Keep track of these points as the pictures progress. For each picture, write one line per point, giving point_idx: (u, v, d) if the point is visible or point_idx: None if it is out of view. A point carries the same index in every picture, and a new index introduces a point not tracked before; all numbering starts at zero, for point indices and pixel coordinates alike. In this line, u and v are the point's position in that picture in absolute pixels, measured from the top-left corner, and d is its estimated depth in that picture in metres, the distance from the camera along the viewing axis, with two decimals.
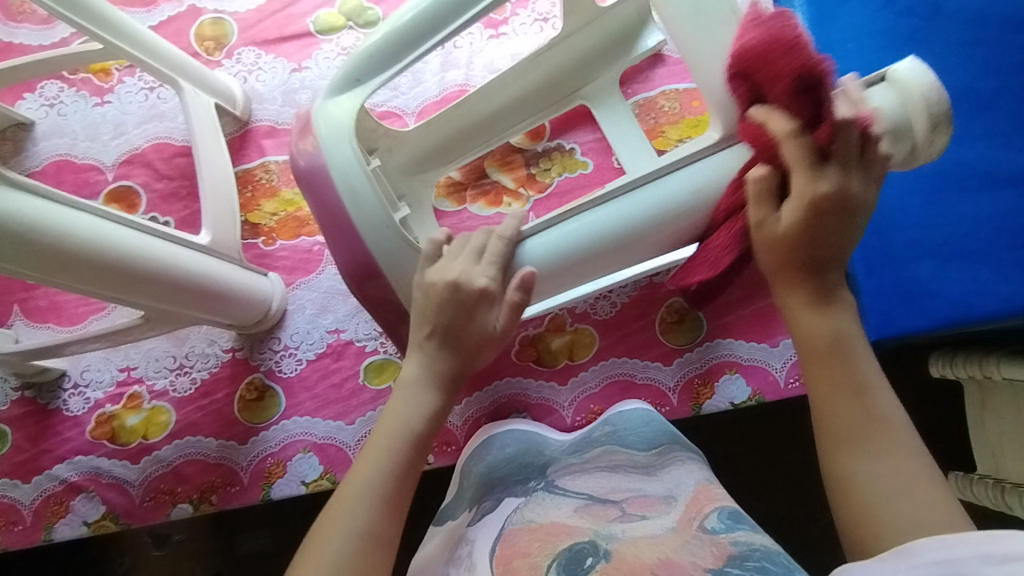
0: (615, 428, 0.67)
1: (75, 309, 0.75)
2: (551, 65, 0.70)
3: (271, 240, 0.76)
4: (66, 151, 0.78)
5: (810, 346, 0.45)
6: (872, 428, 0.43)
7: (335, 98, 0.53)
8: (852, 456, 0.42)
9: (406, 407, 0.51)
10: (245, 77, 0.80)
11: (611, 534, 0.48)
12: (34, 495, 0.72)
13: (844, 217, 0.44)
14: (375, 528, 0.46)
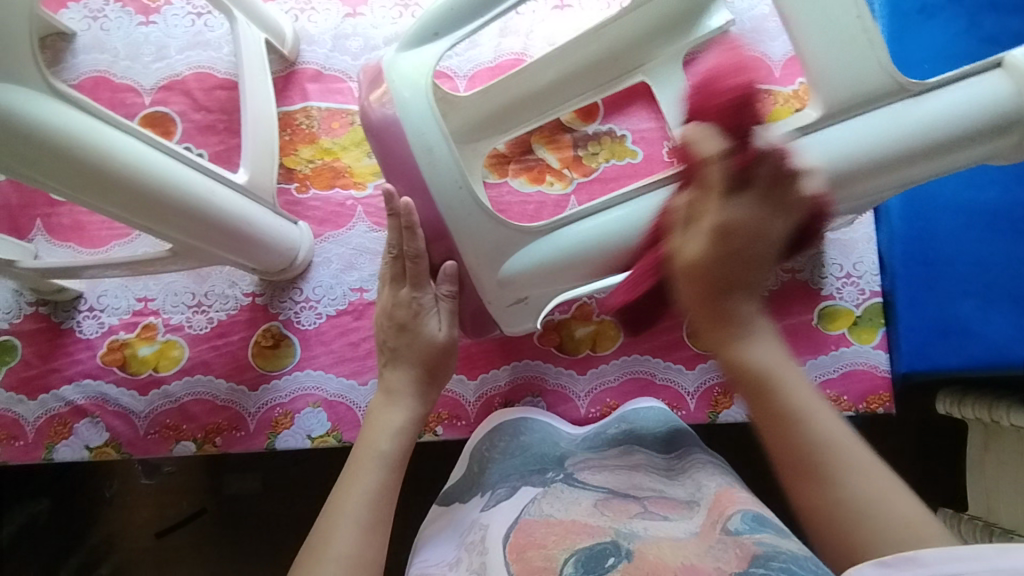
0: (631, 426, 0.67)
1: (98, 232, 0.73)
2: (616, 37, 0.68)
3: (304, 187, 0.74)
4: (105, 68, 0.76)
5: (742, 376, 0.47)
6: (820, 455, 0.43)
7: (413, 50, 0.52)
8: (820, 484, 0.42)
9: (386, 420, 0.55)
10: (296, 15, 0.77)
11: (632, 531, 0.49)
12: (39, 413, 0.72)
13: (744, 260, 0.47)
14: (361, 552, 0.47)
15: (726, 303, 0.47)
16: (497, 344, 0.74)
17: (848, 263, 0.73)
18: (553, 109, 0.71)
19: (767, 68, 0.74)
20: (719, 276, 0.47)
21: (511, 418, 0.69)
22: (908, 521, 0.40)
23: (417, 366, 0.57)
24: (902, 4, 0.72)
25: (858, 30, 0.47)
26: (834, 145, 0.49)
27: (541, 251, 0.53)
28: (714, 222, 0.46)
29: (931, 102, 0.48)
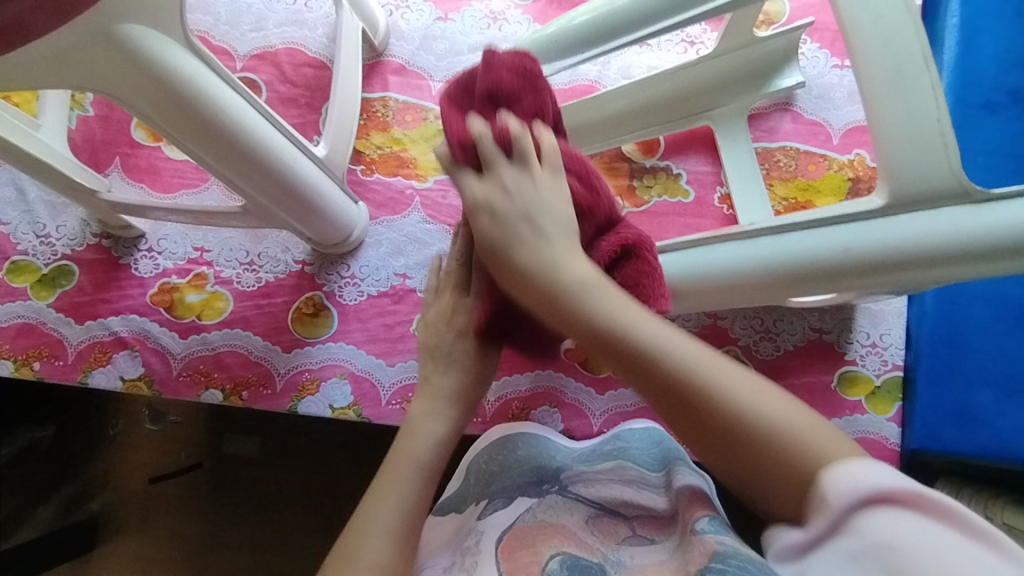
0: (626, 445, 0.69)
1: (170, 179, 0.77)
2: (688, 81, 0.72)
3: (369, 170, 0.78)
4: (206, 29, 0.80)
5: (581, 330, 0.46)
6: (683, 381, 0.42)
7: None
8: (710, 435, 0.42)
9: (424, 432, 0.55)
10: (391, 11, 0.81)
11: (620, 560, 0.52)
12: (83, 338, 0.75)
13: (547, 287, 0.47)
14: (390, 560, 0.48)
15: (514, 267, 0.49)
16: (525, 351, 0.77)
17: (875, 333, 0.76)
18: (616, 136, 0.74)
19: (827, 134, 0.77)
20: (541, 292, 0.47)
21: (512, 432, 0.70)
22: (796, 443, 0.40)
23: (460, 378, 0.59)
24: (968, 95, 0.74)
25: (934, 120, 0.49)
26: (884, 234, 0.49)
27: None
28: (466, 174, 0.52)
29: (1004, 207, 0.47)
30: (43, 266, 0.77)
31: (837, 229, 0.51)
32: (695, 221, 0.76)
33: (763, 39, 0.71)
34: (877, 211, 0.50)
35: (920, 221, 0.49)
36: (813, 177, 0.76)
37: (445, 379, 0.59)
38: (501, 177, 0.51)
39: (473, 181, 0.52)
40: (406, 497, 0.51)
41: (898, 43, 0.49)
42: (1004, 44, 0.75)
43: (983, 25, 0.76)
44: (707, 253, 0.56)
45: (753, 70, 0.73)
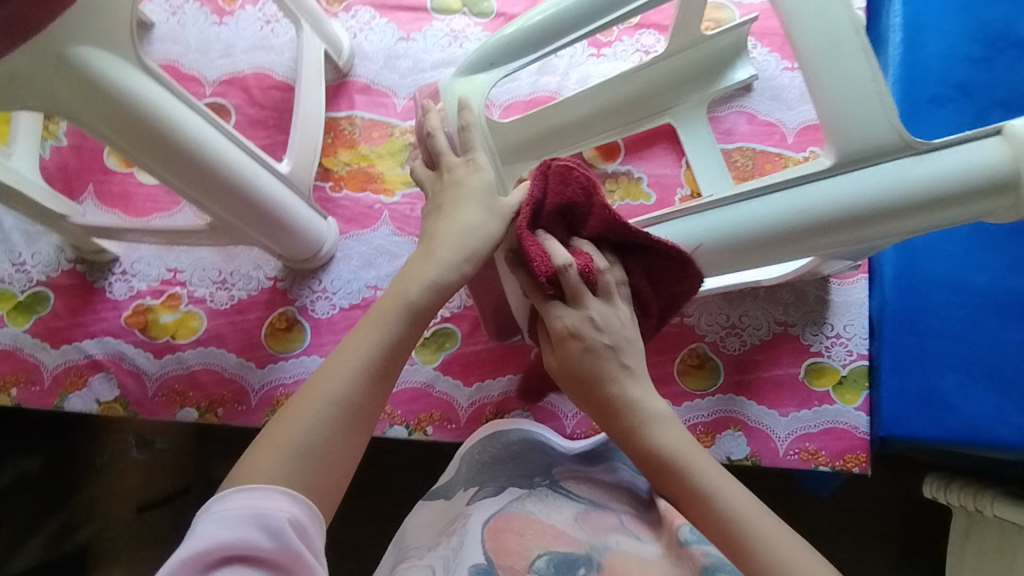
0: (619, 447, 0.70)
1: (143, 202, 0.79)
2: (643, 82, 0.75)
3: (338, 187, 0.80)
4: (176, 58, 0.83)
5: (652, 459, 0.53)
6: (671, 465, 0.53)
7: (468, 78, 0.59)
8: (693, 505, 0.51)
9: (333, 377, 0.48)
10: (355, 33, 0.84)
11: (606, 546, 0.53)
12: (59, 362, 0.76)
13: (603, 356, 0.54)
14: (319, 445, 0.46)
15: (599, 393, 0.54)
16: (496, 356, 0.77)
17: (840, 324, 0.76)
18: (581, 141, 0.76)
19: (782, 134, 0.80)
20: (592, 400, 0.55)
21: (506, 428, 0.71)
22: (753, 517, 0.49)
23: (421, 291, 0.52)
24: (915, 92, 0.76)
25: (870, 89, 0.51)
26: (833, 192, 0.51)
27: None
28: (555, 321, 0.54)
29: (940, 159, 0.50)
30: (19, 293, 0.78)
31: (765, 199, 0.53)
32: None
33: (711, 36, 0.75)
34: (826, 171, 0.51)
35: (862, 180, 0.51)
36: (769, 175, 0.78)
37: (378, 315, 0.51)
38: (591, 309, 0.53)
39: (559, 311, 0.54)
40: (311, 438, 0.46)
41: (830, 36, 0.51)
42: (950, 39, 0.76)
43: (927, 23, 0.78)
44: None
45: (702, 68, 0.77)
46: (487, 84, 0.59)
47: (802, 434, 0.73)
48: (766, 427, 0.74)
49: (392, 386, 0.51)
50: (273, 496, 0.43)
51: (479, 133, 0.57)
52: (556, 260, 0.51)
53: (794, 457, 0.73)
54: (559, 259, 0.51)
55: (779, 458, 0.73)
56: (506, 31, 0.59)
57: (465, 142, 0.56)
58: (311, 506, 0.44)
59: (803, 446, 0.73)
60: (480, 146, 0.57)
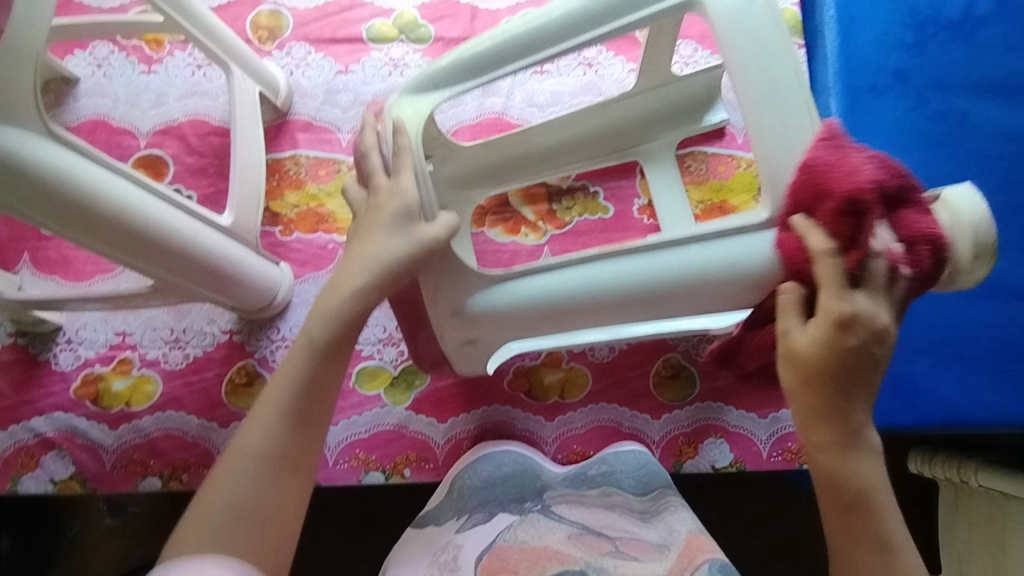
0: (612, 469, 0.69)
1: (83, 266, 0.75)
2: (615, 115, 0.73)
3: (288, 230, 0.77)
4: (105, 112, 0.80)
5: (837, 490, 0.46)
6: (865, 501, 0.46)
7: (412, 97, 0.56)
8: (865, 525, 0.46)
9: (253, 435, 0.48)
10: (291, 70, 0.81)
11: (602, 567, 0.55)
12: (6, 444, 0.72)
13: (864, 357, 0.44)
14: (248, 507, 0.46)
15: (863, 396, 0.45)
16: (467, 388, 0.75)
17: None
18: (545, 168, 0.75)
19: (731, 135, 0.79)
20: (827, 401, 0.45)
21: (488, 450, 0.70)
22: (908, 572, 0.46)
23: (327, 327, 0.50)
24: (854, 83, 0.76)
25: (808, 128, 0.49)
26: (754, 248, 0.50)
27: (500, 295, 0.56)
28: (832, 311, 0.44)
29: None
30: None
31: (679, 249, 0.52)
32: (618, 236, 0.77)
33: (683, 76, 0.73)
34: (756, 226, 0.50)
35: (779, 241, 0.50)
36: (723, 177, 0.78)
37: (287, 369, 0.51)
38: (858, 302, 0.44)
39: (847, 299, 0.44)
40: (235, 499, 0.46)
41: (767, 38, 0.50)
42: (881, 28, 0.77)
43: (859, 16, 0.78)
44: (526, 283, 0.56)
45: (675, 110, 0.75)
46: (425, 107, 0.55)
47: (784, 436, 0.72)
48: (747, 432, 0.73)
49: (320, 430, 0.50)
50: (213, 561, 0.44)
51: (413, 156, 0.53)
52: (810, 247, 0.45)
53: (778, 459, 0.72)
54: (818, 246, 0.45)
55: (764, 461, 0.72)
56: (452, 54, 0.57)
57: (396, 165, 0.53)
58: (248, 568, 0.44)
59: (785, 446, 0.72)
60: (410, 169, 0.53)
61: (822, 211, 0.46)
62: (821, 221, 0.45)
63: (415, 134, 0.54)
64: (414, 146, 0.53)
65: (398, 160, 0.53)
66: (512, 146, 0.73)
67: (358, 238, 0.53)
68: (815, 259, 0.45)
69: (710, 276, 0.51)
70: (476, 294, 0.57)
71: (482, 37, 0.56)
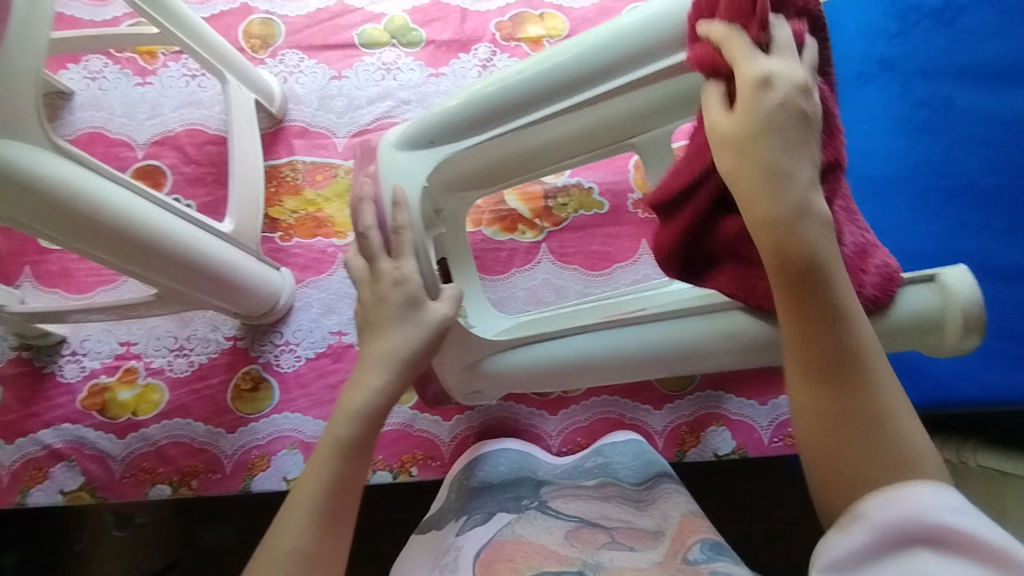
0: (607, 460, 0.69)
1: (85, 278, 0.76)
2: (609, 117, 0.64)
3: (287, 236, 0.78)
4: (101, 124, 0.80)
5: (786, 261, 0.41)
6: (856, 408, 0.39)
7: (409, 154, 0.57)
8: (871, 440, 0.38)
9: (289, 540, 0.47)
10: (285, 78, 0.82)
11: (599, 562, 0.51)
12: (15, 457, 0.72)
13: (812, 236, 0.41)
14: None
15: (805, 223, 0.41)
16: None
17: None
18: (540, 168, 0.67)
19: None
20: (792, 299, 0.41)
21: (490, 449, 0.71)
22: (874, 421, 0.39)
23: (350, 428, 0.51)
24: (842, 70, 0.78)
25: None
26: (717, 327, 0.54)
27: (512, 359, 0.62)
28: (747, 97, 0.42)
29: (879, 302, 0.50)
30: None
31: (657, 325, 0.57)
32: (614, 231, 0.78)
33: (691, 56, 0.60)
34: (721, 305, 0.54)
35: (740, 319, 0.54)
36: None
37: (316, 465, 0.50)
38: (771, 65, 0.42)
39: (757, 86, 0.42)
40: None
41: None
42: (865, 19, 0.79)
43: (844, 7, 0.80)
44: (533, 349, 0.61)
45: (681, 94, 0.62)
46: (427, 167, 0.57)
47: (784, 421, 0.73)
48: (748, 419, 0.74)
49: (349, 530, 0.50)
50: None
51: (413, 234, 0.55)
52: (716, 45, 0.44)
53: (780, 444, 0.73)
54: (718, 34, 0.44)
55: (765, 447, 0.73)
56: (456, 99, 0.56)
57: (398, 246, 0.55)
58: None
59: (786, 431, 0.73)
60: (411, 249, 0.55)
61: (721, 13, 0.44)
62: (723, 22, 0.44)
63: (415, 207, 0.56)
64: (412, 223, 0.55)
65: (401, 241, 0.54)
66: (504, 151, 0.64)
67: (370, 329, 0.54)
68: (735, 61, 0.43)
69: (697, 348, 0.55)
70: (491, 356, 0.62)
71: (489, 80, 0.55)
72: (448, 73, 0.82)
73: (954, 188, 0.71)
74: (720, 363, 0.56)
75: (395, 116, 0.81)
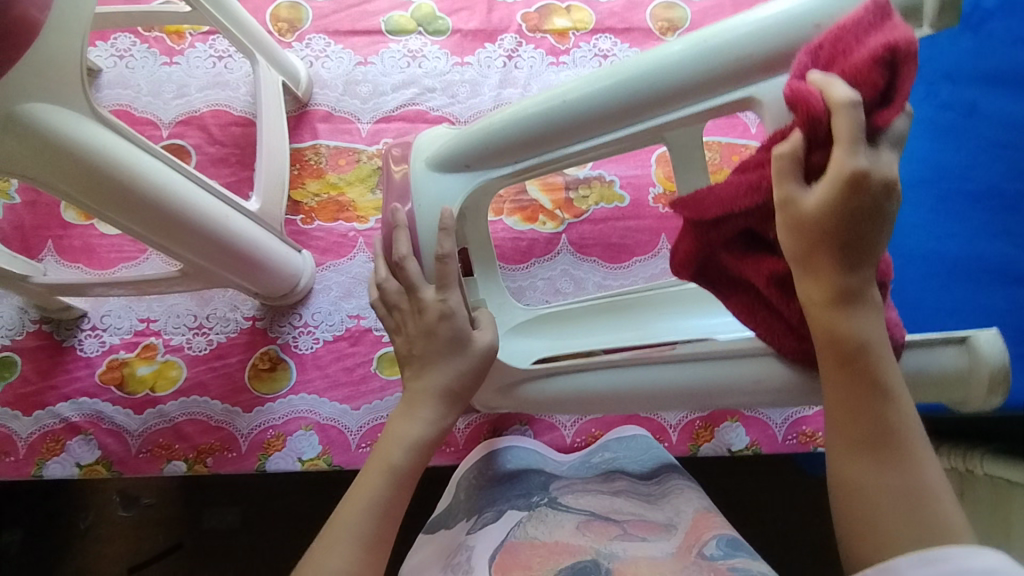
0: (615, 455, 0.70)
1: (107, 254, 0.76)
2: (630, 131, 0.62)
3: (309, 219, 0.78)
4: (127, 103, 0.81)
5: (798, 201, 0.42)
6: (865, 360, 0.42)
7: (443, 177, 0.57)
8: (874, 411, 0.42)
9: (332, 555, 0.48)
10: (311, 62, 0.83)
11: (612, 552, 0.52)
12: (33, 429, 0.73)
13: (869, 213, 0.41)
14: None
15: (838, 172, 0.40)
16: None
17: None
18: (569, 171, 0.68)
19: (744, 125, 0.81)
20: (842, 251, 0.42)
21: (501, 444, 0.71)
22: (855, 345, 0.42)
23: (410, 454, 0.53)
24: None
25: None
26: (736, 368, 0.56)
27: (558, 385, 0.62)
28: (843, 162, 0.40)
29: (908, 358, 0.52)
30: None
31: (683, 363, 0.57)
32: (635, 225, 0.78)
33: None
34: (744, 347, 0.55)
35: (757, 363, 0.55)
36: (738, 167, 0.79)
37: (368, 484, 0.52)
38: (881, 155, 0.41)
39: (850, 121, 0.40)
40: None
41: None
42: None
43: None
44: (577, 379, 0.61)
45: None
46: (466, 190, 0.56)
47: (799, 419, 0.73)
48: (762, 415, 0.74)
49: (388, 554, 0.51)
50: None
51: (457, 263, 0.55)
52: (832, 96, 0.40)
53: (793, 442, 0.73)
54: (840, 96, 0.40)
55: (778, 445, 0.73)
56: (500, 113, 0.54)
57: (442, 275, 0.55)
58: None
59: (800, 429, 0.73)
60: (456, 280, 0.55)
61: (848, 69, 0.41)
62: (845, 76, 0.41)
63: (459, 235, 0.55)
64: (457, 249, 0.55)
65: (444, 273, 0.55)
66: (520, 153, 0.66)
67: (414, 360, 0.56)
68: (841, 109, 0.40)
69: (719, 383, 0.56)
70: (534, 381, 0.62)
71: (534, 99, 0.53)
72: (473, 62, 0.82)
73: (975, 193, 0.71)
74: (753, 397, 0.56)
75: (419, 103, 0.81)
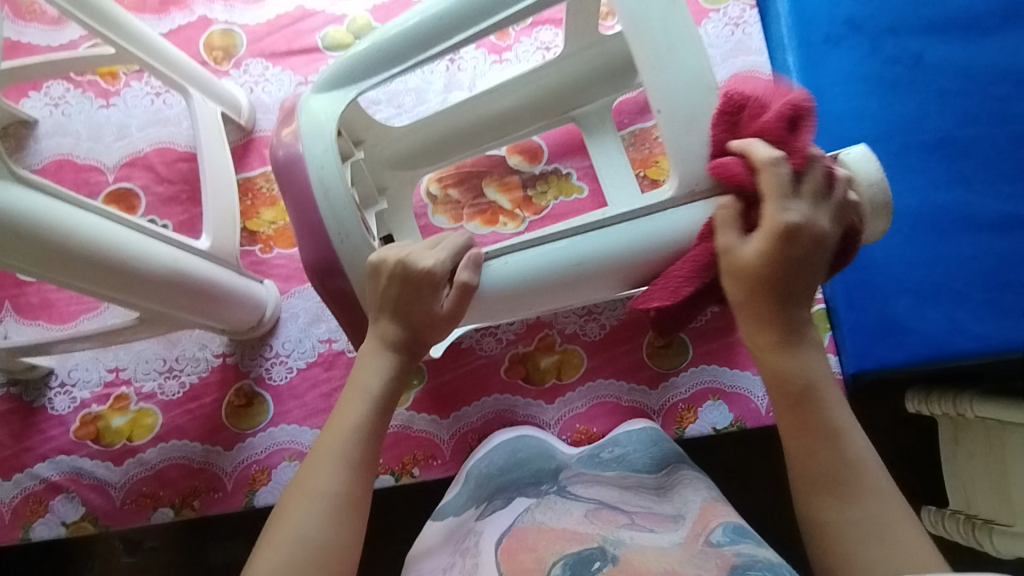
0: (625, 450, 0.67)
1: (66, 308, 0.75)
2: (556, 78, 0.71)
3: (268, 247, 0.77)
4: (68, 151, 0.79)
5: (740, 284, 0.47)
6: (847, 472, 0.46)
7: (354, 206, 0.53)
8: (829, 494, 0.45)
9: (297, 520, 0.45)
10: (251, 88, 0.81)
11: (620, 539, 0.47)
12: (14, 493, 0.72)
13: (807, 263, 0.45)
14: (321, 537, 0.45)
15: (798, 281, 0.46)
16: (466, 379, 0.76)
17: None
18: (507, 134, 0.74)
19: None
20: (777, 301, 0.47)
21: (515, 432, 0.70)
22: (860, 467, 0.46)
23: (385, 382, 0.51)
24: (809, 35, 0.77)
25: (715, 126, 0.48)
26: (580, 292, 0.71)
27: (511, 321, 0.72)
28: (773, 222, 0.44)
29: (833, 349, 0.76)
30: None
31: None
32: None
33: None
34: None
35: None
36: None
37: (323, 448, 0.48)
38: (807, 203, 0.45)
39: (785, 208, 0.45)
40: (305, 534, 0.44)
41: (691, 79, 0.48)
42: None
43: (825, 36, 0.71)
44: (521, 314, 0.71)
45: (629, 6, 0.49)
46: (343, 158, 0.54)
47: None
48: (744, 390, 0.73)
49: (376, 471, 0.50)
50: None
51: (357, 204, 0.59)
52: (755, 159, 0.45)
53: None
54: (761, 157, 0.45)
55: (764, 418, 0.72)
56: (516, 264, 0.52)
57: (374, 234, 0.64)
58: None
59: None
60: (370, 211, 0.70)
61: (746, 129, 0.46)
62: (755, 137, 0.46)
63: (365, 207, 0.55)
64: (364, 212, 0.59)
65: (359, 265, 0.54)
66: (462, 115, 0.72)
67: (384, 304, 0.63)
68: (760, 169, 0.44)
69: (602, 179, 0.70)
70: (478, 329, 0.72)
71: (525, 255, 0.52)
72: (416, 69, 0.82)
73: (929, 143, 0.70)
74: None
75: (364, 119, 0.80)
